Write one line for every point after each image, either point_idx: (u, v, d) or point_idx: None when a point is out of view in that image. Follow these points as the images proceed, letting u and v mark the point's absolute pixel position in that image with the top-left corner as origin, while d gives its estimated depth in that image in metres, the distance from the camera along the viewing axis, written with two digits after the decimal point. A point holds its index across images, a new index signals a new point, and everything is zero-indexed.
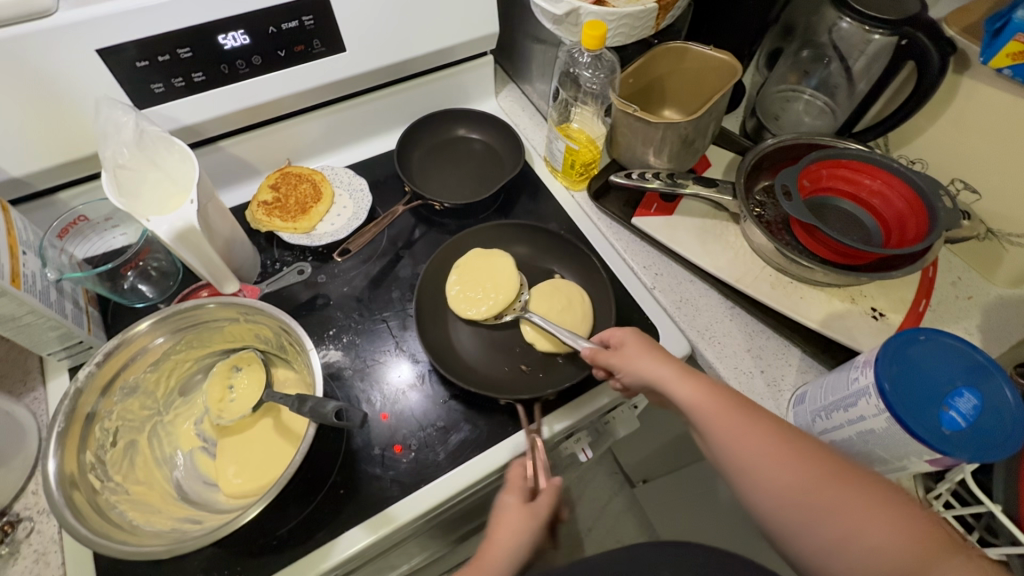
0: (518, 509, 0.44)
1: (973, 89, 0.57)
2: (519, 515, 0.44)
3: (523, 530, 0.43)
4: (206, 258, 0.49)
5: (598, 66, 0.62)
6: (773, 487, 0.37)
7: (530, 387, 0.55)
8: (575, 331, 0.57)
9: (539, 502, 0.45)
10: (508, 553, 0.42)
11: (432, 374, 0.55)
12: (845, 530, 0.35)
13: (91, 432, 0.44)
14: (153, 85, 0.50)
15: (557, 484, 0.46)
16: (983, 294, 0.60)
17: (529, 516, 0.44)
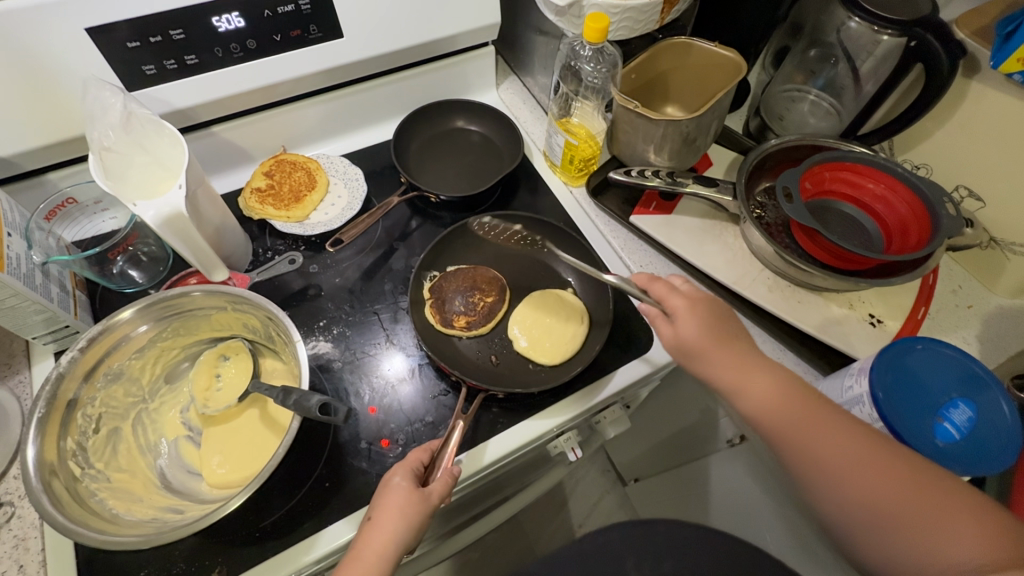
0: (405, 494, 0.42)
1: (982, 94, 0.56)
2: (409, 500, 0.42)
3: (411, 516, 0.42)
4: (195, 244, 0.48)
5: (600, 60, 0.61)
6: (848, 490, 0.39)
7: (526, 378, 0.55)
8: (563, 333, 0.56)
9: (432, 488, 0.43)
10: (391, 540, 0.41)
11: (424, 368, 0.54)
12: (881, 499, 0.37)
13: (73, 419, 0.43)
14: (144, 67, 0.49)
15: (454, 473, 0.44)
16: (984, 303, 0.59)
17: (420, 502, 0.42)
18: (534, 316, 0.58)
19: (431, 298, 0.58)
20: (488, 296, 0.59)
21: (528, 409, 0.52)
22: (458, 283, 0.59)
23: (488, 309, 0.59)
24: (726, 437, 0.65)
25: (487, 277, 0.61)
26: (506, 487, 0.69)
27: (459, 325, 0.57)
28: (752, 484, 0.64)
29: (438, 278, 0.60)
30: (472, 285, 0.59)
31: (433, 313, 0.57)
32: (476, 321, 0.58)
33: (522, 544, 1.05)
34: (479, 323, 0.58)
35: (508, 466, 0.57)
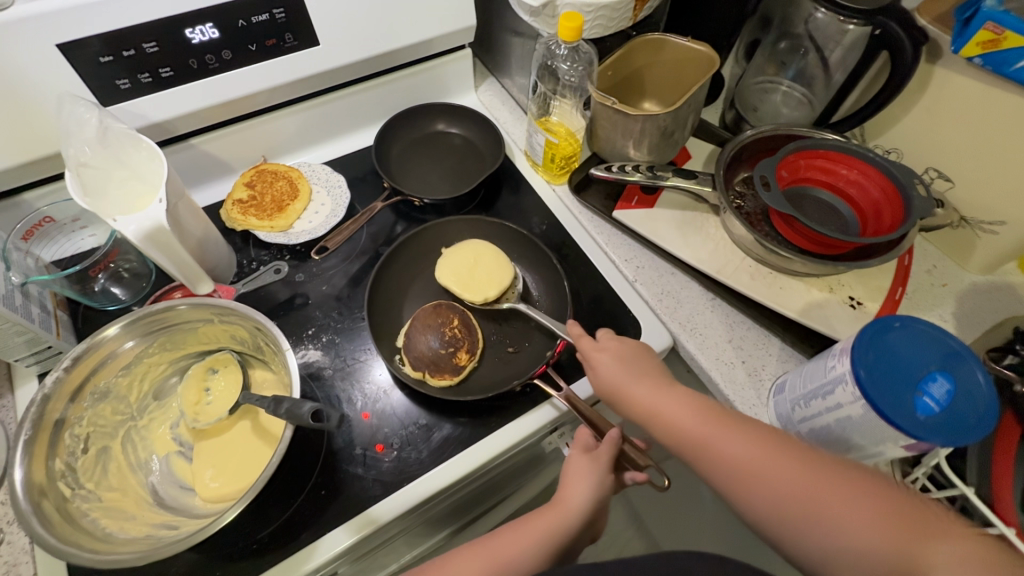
0: (581, 458, 0.48)
1: (945, 78, 0.58)
2: (585, 463, 0.47)
3: (591, 475, 0.47)
4: (178, 258, 0.48)
5: (576, 58, 0.62)
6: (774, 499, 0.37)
7: (515, 371, 0.56)
8: (499, 269, 0.59)
9: (603, 449, 0.48)
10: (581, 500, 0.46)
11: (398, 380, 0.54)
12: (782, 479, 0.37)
13: (61, 439, 0.42)
14: (119, 81, 0.49)
15: (615, 433, 0.47)
16: (958, 281, 0.61)
17: (595, 464, 0.47)
18: (458, 276, 0.59)
19: (422, 371, 0.53)
20: (454, 324, 0.56)
21: (521, 407, 0.52)
22: (420, 338, 0.55)
23: (465, 329, 0.56)
24: None
25: (431, 310, 0.57)
26: (503, 487, 0.69)
27: (467, 359, 0.54)
28: None
29: (406, 354, 0.54)
30: (435, 328, 0.55)
31: (443, 378, 0.53)
32: (469, 346, 0.55)
33: None
34: (473, 343, 0.56)
35: (504, 464, 0.57)
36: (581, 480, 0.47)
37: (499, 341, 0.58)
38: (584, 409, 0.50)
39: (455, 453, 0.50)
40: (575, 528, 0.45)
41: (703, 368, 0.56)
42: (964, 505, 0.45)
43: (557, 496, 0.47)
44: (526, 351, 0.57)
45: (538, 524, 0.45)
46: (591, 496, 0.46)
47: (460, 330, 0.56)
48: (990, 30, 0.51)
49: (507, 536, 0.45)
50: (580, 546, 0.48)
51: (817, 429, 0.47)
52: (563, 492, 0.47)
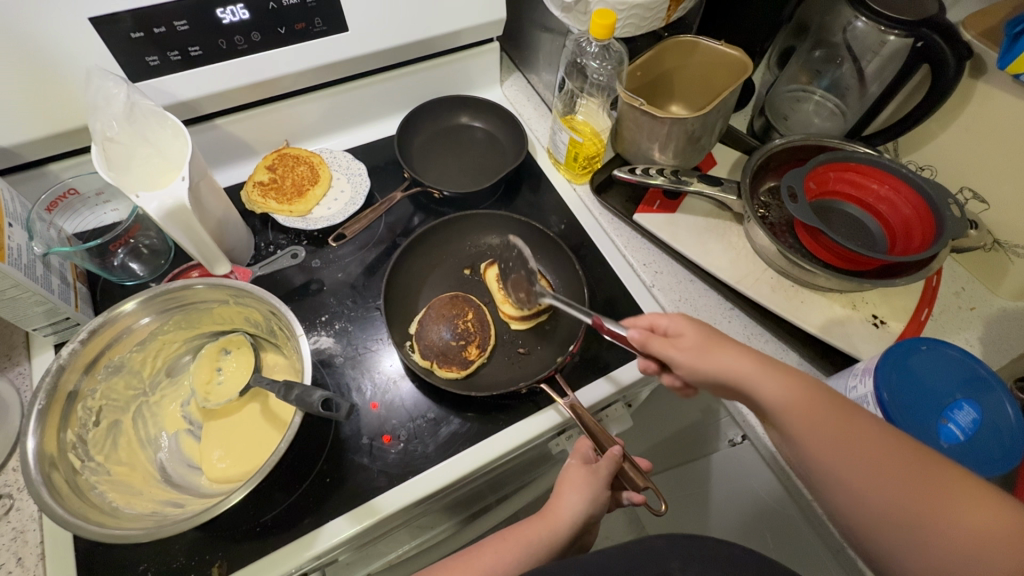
0: (577, 468, 0.48)
1: (988, 95, 0.56)
2: (581, 474, 0.47)
3: (585, 487, 0.46)
4: (196, 237, 0.48)
5: (606, 57, 0.61)
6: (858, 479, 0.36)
7: (527, 371, 0.55)
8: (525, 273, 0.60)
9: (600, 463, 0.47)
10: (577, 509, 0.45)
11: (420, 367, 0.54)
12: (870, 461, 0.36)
13: (73, 411, 0.43)
14: (148, 58, 0.49)
15: (615, 451, 0.46)
16: (986, 305, 0.59)
17: (591, 476, 0.46)
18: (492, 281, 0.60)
19: (432, 359, 0.53)
20: (467, 317, 0.56)
21: (530, 408, 0.52)
22: (433, 328, 0.55)
23: (478, 323, 0.57)
24: (727, 438, 0.65)
25: (447, 301, 0.57)
26: (506, 484, 0.69)
27: (477, 352, 0.55)
28: (751, 482, 0.64)
29: (417, 341, 0.55)
30: (450, 318, 0.56)
31: (450, 369, 0.53)
32: (479, 342, 0.55)
33: None
34: (484, 338, 0.56)
35: (510, 463, 0.57)
36: (569, 492, 0.46)
37: (512, 339, 0.58)
38: (588, 421, 0.49)
39: (461, 449, 0.49)
40: (564, 539, 0.45)
41: None
42: None
43: (548, 505, 0.47)
44: (539, 350, 0.57)
45: (526, 533, 0.45)
46: (582, 509, 0.45)
47: (472, 324, 0.56)
48: None
49: (496, 543, 0.44)
50: (569, 558, 0.47)
51: None
52: (554, 502, 0.46)
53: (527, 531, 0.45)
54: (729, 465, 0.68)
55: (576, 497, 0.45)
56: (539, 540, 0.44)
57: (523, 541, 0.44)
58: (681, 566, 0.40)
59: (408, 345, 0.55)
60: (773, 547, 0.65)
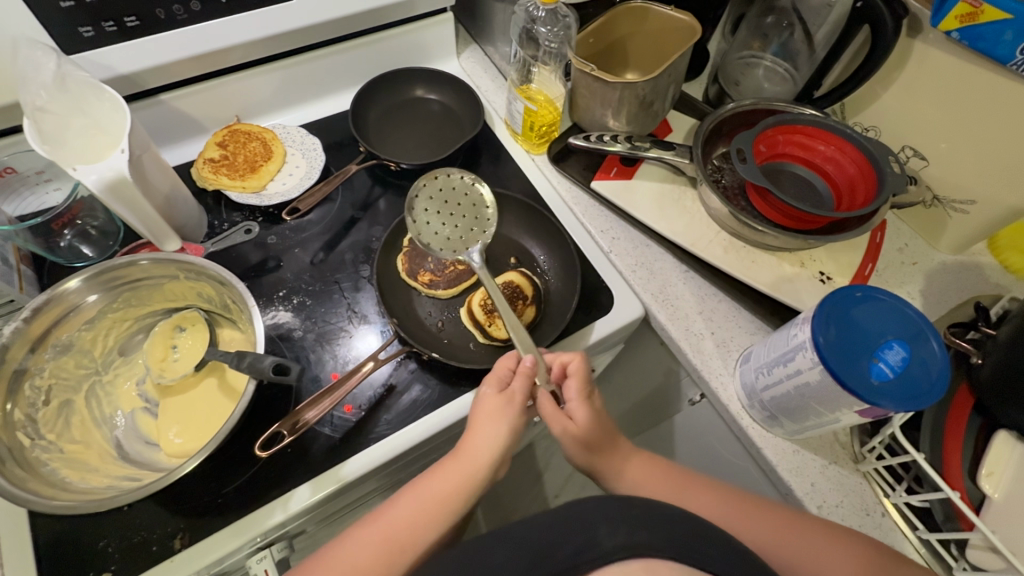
0: (494, 398, 0.46)
1: (926, 54, 0.57)
2: (496, 404, 0.46)
3: (502, 416, 0.46)
4: (142, 212, 0.47)
5: (555, 21, 0.61)
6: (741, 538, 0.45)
7: (479, 358, 0.54)
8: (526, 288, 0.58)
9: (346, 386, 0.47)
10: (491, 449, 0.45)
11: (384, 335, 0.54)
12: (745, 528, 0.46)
13: (21, 390, 0.42)
14: (81, 29, 0.47)
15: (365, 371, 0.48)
16: (927, 260, 0.62)
17: (507, 402, 0.46)
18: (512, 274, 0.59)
19: (408, 246, 0.59)
20: (461, 261, 0.59)
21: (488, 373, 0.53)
22: None
23: (456, 275, 0.58)
24: (687, 398, 0.66)
25: (470, 201, 0.59)
26: None
27: (423, 284, 0.57)
28: (709, 441, 0.66)
29: (418, 238, 0.60)
30: None
31: (404, 262, 0.58)
32: (439, 283, 0.57)
33: (499, 515, 1.08)
34: (443, 284, 0.57)
35: None
36: (489, 433, 0.45)
37: (451, 331, 0.56)
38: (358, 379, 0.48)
39: (423, 414, 0.50)
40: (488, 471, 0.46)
41: (672, 337, 0.57)
42: (917, 473, 0.47)
43: (460, 445, 0.46)
44: (465, 352, 0.55)
45: (433, 487, 0.44)
46: (493, 444, 0.45)
47: (462, 214, 0.58)
48: (968, 3, 0.50)
49: (407, 498, 0.44)
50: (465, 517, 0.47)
51: (778, 396, 0.48)
52: (468, 443, 0.46)
53: (445, 480, 0.44)
54: (689, 425, 0.69)
55: (503, 434, 0.46)
56: (447, 488, 0.44)
57: (447, 492, 0.44)
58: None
59: (439, 176, 0.59)
60: None
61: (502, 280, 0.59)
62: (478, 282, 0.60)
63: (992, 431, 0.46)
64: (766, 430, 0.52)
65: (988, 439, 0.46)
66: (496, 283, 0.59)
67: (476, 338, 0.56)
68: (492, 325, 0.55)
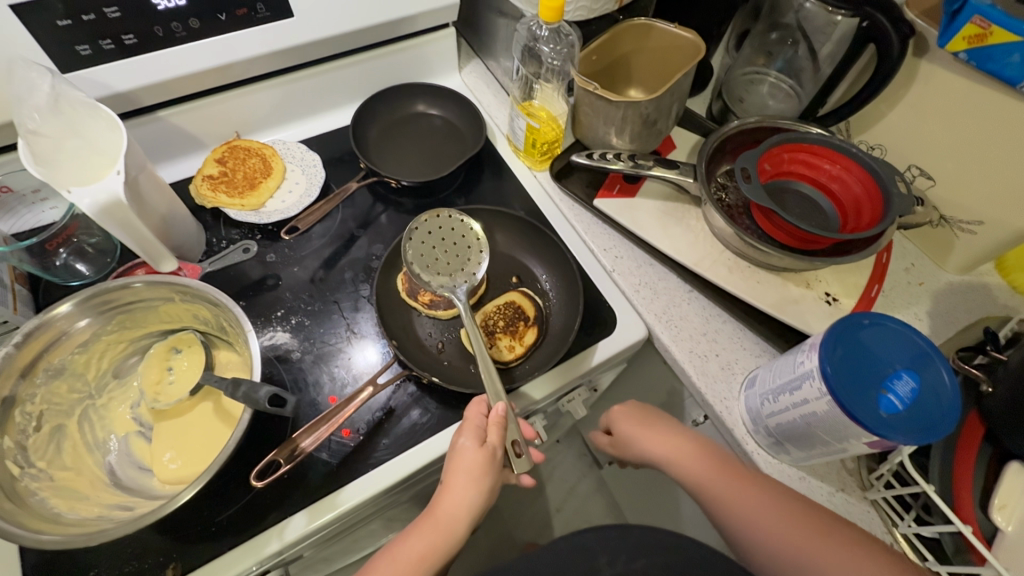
0: (474, 454, 0.44)
1: (931, 73, 0.57)
2: (476, 457, 0.44)
3: (483, 473, 0.44)
4: (138, 234, 0.46)
5: (558, 41, 0.59)
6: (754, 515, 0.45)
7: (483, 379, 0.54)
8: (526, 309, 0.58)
9: (341, 412, 0.46)
10: (467, 508, 0.44)
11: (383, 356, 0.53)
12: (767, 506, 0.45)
13: (11, 417, 0.41)
14: (79, 47, 0.47)
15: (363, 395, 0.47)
16: (934, 280, 0.62)
17: (488, 457, 0.44)
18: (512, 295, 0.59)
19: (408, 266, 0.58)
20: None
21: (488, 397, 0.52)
22: None
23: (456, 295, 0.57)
24: (691, 418, 0.65)
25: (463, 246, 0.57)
26: None
27: (424, 304, 0.56)
28: None
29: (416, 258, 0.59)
30: None
31: (403, 282, 0.57)
32: (438, 303, 0.57)
33: (499, 529, 1.07)
34: (443, 305, 0.57)
35: None
36: (462, 493, 0.44)
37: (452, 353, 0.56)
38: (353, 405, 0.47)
39: (423, 439, 0.49)
40: (463, 531, 0.44)
41: (677, 359, 0.56)
42: (925, 502, 0.46)
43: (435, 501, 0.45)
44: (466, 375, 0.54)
45: (413, 546, 0.43)
46: (468, 501, 0.44)
47: (455, 253, 0.57)
48: (977, 24, 0.50)
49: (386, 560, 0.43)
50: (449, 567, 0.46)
51: (784, 423, 0.47)
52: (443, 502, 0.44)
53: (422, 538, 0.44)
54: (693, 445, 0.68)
55: (476, 494, 0.44)
56: (427, 541, 0.43)
57: (420, 553, 0.43)
58: (606, 560, 0.48)
59: (441, 215, 0.58)
60: None
61: (505, 300, 0.58)
62: (479, 301, 0.59)
63: (1003, 461, 0.45)
64: (771, 457, 0.51)
65: (1000, 469, 0.45)
66: (495, 303, 0.58)
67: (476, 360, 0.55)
68: (494, 347, 0.55)
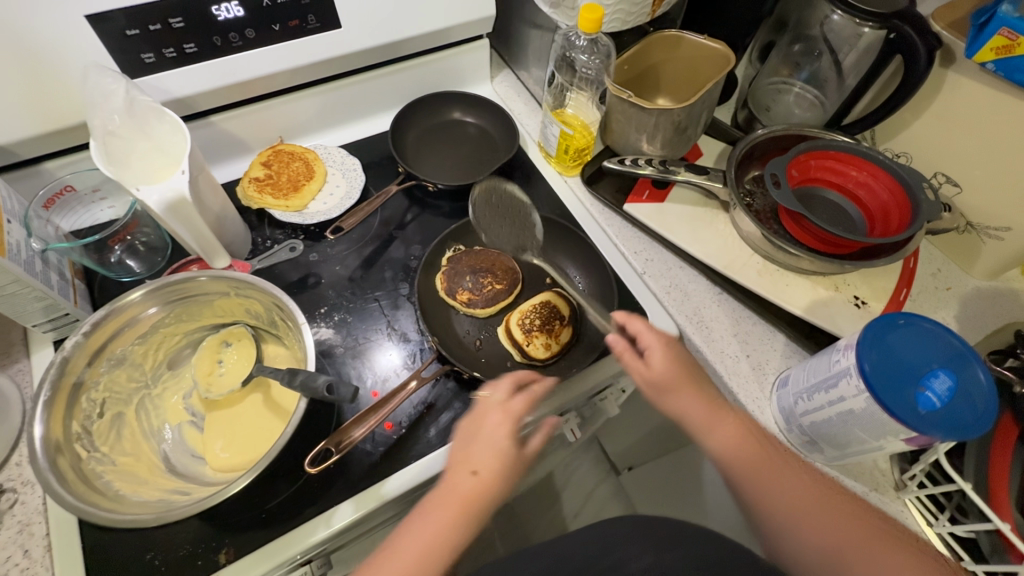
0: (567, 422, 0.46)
1: (957, 83, 0.58)
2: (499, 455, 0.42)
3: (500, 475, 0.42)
4: (197, 231, 0.49)
5: (594, 51, 0.62)
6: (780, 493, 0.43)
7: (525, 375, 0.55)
8: (562, 306, 0.59)
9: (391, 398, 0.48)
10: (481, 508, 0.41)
11: (423, 352, 0.55)
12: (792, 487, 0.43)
13: (78, 402, 0.43)
14: (143, 55, 0.50)
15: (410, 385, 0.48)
16: (961, 285, 0.62)
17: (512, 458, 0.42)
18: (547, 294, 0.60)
19: (446, 266, 0.60)
20: (498, 280, 0.60)
21: None
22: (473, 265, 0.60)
23: (493, 294, 0.59)
24: None
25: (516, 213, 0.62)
26: None
27: (462, 303, 0.58)
28: None
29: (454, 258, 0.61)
30: (488, 268, 0.60)
31: (443, 282, 0.59)
32: (479, 300, 0.59)
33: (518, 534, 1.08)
34: (483, 303, 0.58)
35: None
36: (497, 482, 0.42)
37: (489, 350, 0.57)
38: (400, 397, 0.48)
39: None
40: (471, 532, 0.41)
41: (708, 360, 0.57)
42: (960, 502, 0.47)
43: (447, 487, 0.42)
44: (504, 371, 0.56)
45: (422, 537, 0.40)
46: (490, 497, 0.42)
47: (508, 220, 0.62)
48: (1005, 36, 0.51)
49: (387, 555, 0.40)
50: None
51: (818, 422, 0.48)
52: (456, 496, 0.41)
53: (425, 529, 0.40)
54: None
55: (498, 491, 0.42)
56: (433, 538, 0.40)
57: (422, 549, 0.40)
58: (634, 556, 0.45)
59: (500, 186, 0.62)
60: None
61: (541, 299, 0.59)
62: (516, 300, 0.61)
63: None
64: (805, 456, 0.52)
65: None
66: (533, 301, 0.59)
67: (514, 357, 0.57)
68: (531, 345, 0.56)
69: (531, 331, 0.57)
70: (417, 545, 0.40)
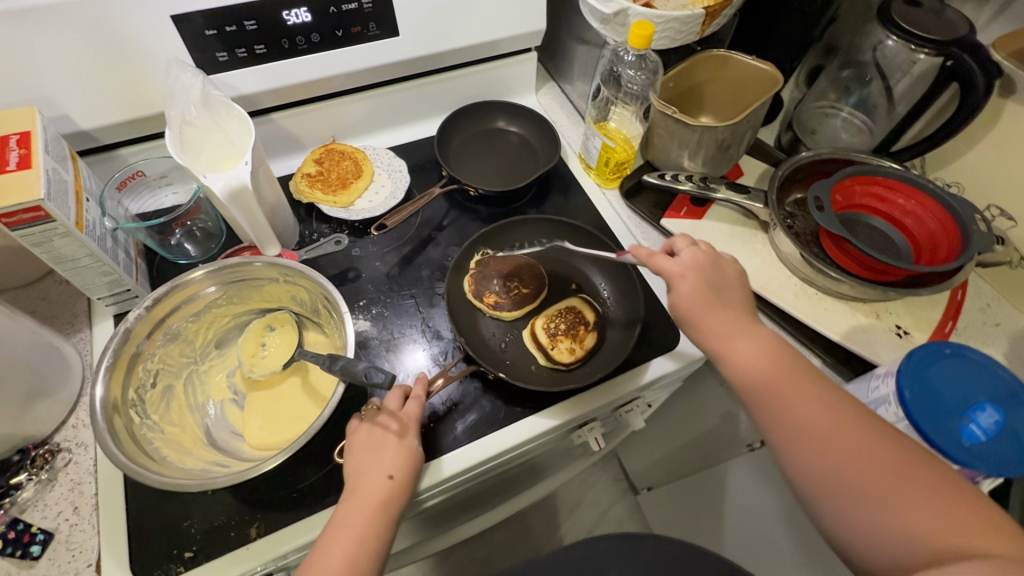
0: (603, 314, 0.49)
1: (1016, 114, 0.57)
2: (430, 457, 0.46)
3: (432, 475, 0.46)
4: (254, 219, 0.52)
5: (642, 66, 0.63)
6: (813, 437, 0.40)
7: (552, 379, 0.56)
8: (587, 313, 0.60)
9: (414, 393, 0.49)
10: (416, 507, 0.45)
11: (452, 350, 0.56)
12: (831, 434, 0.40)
13: (135, 370, 0.46)
14: (217, 54, 0.53)
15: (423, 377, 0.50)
16: (1012, 322, 0.60)
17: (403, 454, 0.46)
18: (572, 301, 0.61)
19: (475, 269, 0.61)
20: (525, 284, 0.61)
21: (552, 397, 0.54)
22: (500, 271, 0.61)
23: (520, 298, 0.60)
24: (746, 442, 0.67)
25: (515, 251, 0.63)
26: (523, 477, 0.71)
27: (489, 306, 0.59)
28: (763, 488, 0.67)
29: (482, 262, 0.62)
30: (515, 272, 0.61)
31: (471, 284, 0.60)
32: (504, 304, 0.59)
33: (531, 545, 1.08)
34: (509, 306, 0.59)
35: (534, 451, 0.59)
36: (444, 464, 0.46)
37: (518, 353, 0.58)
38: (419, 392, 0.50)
39: (488, 432, 0.51)
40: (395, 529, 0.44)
41: None
42: None
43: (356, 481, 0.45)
44: (530, 374, 0.57)
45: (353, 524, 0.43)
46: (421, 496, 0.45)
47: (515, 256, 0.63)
48: None
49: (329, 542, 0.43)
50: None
51: None
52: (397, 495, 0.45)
53: (357, 518, 0.43)
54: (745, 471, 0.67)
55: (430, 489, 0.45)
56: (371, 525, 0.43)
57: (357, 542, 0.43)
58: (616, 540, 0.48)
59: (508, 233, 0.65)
60: (790, 553, 0.67)
61: (569, 306, 0.60)
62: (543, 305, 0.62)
63: None
64: None
65: None
66: (557, 308, 0.60)
67: (539, 360, 0.57)
68: (556, 349, 0.57)
69: (554, 337, 0.57)
70: (343, 548, 0.42)
